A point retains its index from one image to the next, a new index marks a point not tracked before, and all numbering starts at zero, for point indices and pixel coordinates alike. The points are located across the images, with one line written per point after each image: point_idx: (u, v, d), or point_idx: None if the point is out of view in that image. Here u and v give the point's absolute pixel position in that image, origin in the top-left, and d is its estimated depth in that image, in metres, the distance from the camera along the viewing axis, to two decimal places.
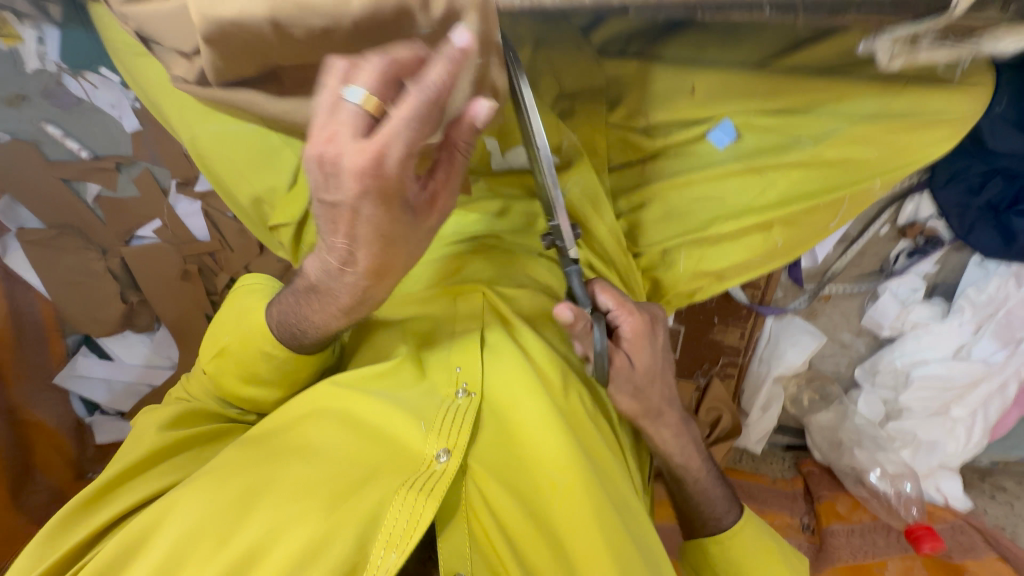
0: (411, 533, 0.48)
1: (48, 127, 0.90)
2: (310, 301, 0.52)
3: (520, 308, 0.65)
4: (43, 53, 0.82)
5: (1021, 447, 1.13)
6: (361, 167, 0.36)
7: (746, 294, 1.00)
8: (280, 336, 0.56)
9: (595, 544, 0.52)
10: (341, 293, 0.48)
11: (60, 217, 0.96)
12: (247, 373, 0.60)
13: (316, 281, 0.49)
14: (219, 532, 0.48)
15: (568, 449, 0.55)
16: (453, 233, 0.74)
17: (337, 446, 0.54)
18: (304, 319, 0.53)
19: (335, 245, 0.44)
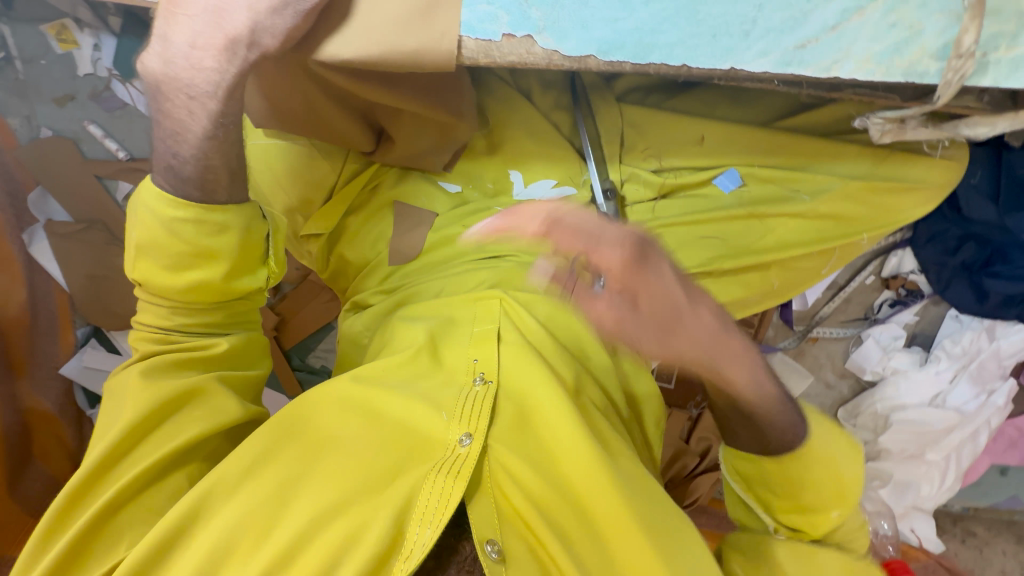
0: (443, 511, 0.53)
1: (91, 127, 0.97)
2: (172, 119, 0.50)
3: (538, 313, 0.70)
4: (97, 59, 0.94)
5: (990, 493, 1.19)
6: None
7: (741, 331, 1.06)
8: (169, 189, 0.52)
9: (619, 515, 0.56)
10: (192, 81, 0.48)
11: (90, 212, 1.01)
12: (173, 263, 0.54)
13: (168, 74, 0.48)
14: (262, 521, 0.52)
15: (580, 429, 0.59)
16: (475, 250, 0.79)
17: (366, 434, 0.58)
18: (166, 140, 0.51)
19: (195, 4, 0.46)
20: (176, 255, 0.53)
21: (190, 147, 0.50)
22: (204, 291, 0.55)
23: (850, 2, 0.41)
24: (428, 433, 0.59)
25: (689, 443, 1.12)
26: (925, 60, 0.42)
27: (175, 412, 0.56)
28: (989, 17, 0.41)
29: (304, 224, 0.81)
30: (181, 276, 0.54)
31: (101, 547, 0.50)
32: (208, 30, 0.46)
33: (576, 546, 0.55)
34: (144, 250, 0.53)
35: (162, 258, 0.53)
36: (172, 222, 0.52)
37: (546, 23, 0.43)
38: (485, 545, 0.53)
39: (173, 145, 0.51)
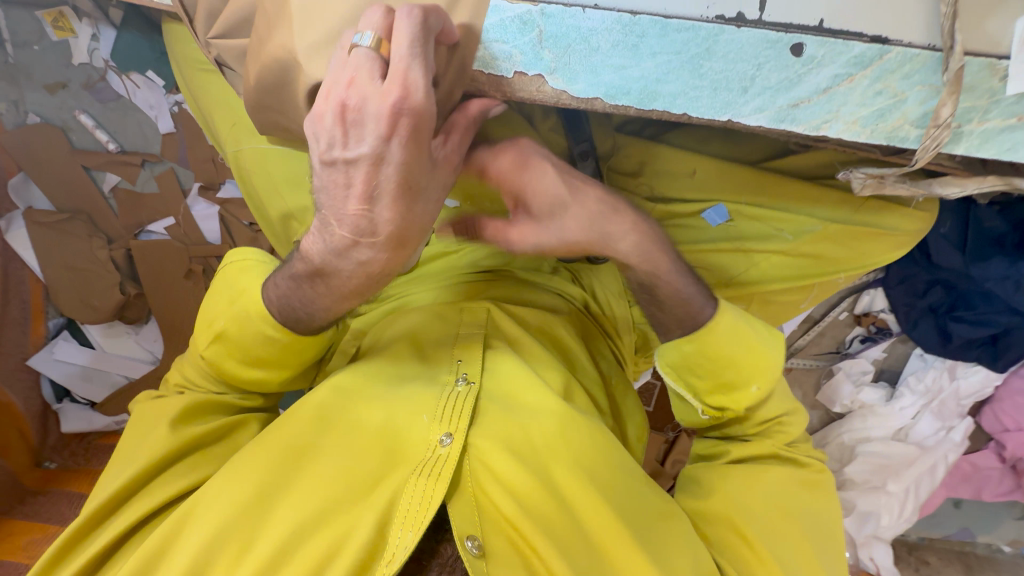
0: (424, 513, 0.52)
1: (82, 117, 0.96)
2: (318, 289, 0.54)
3: (527, 322, 0.72)
4: (94, 49, 0.92)
5: (942, 524, 1.26)
6: (385, 110, 0.42)
7: None
8: (281, 322, 0.58)
9: (608, 520, 0.56)
10: (350, 276, 0.51)
11: (75, 202, 1.01)
12: (248, 360, 0.61)
13: (323, 263, 0.51)
14: (243, 536, 0.52)
15: (556, 423, 0.60)
16: (466, 265, 0.82)
17: (347, 438, 0.58)
18: (310, 301, 0.55)
19: (348, 216, 0.46)
20: (253, 350, 0.60)
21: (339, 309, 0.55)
22: (270, 382, 0.63)
23: (842, 68, 0.43)
24: (408, 435, 0.58)
25: (663, 466, 1.13)
26: (905, 127, 0.46)
27: (201, 446, 0.62)
28: (965, 93, 0.44)
29: (297, 231, 0.81)
30: (251, 368, 0.62)
31: (117, 560, 0.54)
32: (375, 180, 0.44)
33: (562, 536, 0.55)
34: (229, 336, 0.60)
35: (244, 352, 0.60)
36: (265, 338, 0.58)
37: (558, 64, 0.46)
38: (464, 541, 0.52)
39: (316, 307, 0.55)
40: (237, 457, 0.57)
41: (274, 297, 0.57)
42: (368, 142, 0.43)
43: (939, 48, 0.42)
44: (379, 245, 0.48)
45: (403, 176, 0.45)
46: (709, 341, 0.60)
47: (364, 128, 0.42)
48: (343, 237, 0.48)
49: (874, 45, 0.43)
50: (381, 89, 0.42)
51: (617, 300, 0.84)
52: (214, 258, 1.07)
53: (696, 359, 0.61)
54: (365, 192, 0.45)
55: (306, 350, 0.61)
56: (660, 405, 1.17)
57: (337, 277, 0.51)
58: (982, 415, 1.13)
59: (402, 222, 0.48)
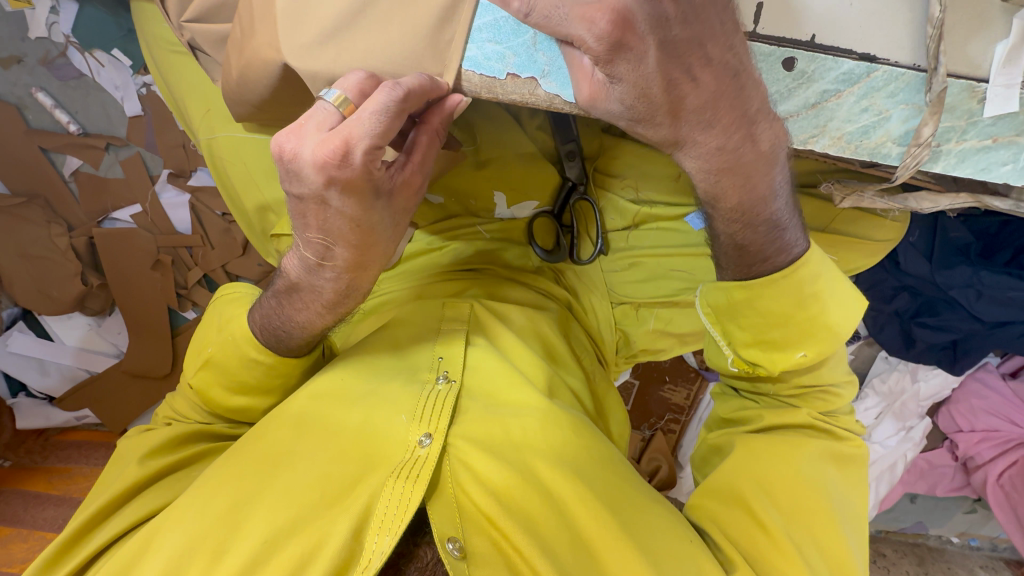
0: (401, 517, 0.51)
1: (39, 94, 0.90)
2: (289, 307, 0.55)
3: (513, 322, 0.71)
4: (53, 23, 0.86)
5: (899, 518, 1.32)
6: (325, 158, 0.40)
7: (695, 359, 1.10)
8: (263, 342, 0.59)
9: (592, 519, 0.56)
10: (316, 296, 0.53)
11: (30, 185, 0.95)
12: (231, 387, 0.62)
13: (297, 280, 0.53)
14: (214, 544, 0.51)
15: (536, 420, 0.60)
16: (450, 262, 0.82)
17: (324, 442, 0.56)
18: (281, 318, 0.57)
19: (311, 241, 0.48)
20: (231, 376, 0.61)
21: (304, 330, 0.57)
22: (255, 408, 0.64)
23: (831, 84, 0.44)
24: (386, 437, 0.57)
25: (639, 462, 1.16)
26: (888, 144, 0.46)
27: (183, 468, 0.63)
28: (945, 113, 0.45)
29: (274, 224, 0.79)
30: (237, 397, 0.63)
31: None
32: (328, 222, 0.45)
33: (546, 535, 0.55)
34: (212, 362, 0.61)
35: (226, 378, 0.61)
36: (248, 361, 0.60)
37: (551, 68, 0.45)
38: (445, 543, 0.52)
39: (285, 325, 0.57)
40: (215, 465, 0.57)
41: (255, 317, 0.59)
42: (311, 186, 0.42)
43: (924, 68, 0.43)
44: (340, 272, 0.50)
45: (350, 214, 0.45)
46: (766, 290, 0.54)
47: (305, 173, 0.42)
48: (311, 260, 0.50)
49: (862, 62, 0.43)
50: (324, 144, 0.40)
51: (600, 301, 0.85)
52: (184, 249, 1.04)
53: (741, 309, 0.57)
54: (319, 226, 0.46)
55: (292, 373, 0.62)
56: (638, 405, 1.18)
57: (304, 295, 0.53)
58: (938, 415, 1.19)
59: (360, 253, 0.49)
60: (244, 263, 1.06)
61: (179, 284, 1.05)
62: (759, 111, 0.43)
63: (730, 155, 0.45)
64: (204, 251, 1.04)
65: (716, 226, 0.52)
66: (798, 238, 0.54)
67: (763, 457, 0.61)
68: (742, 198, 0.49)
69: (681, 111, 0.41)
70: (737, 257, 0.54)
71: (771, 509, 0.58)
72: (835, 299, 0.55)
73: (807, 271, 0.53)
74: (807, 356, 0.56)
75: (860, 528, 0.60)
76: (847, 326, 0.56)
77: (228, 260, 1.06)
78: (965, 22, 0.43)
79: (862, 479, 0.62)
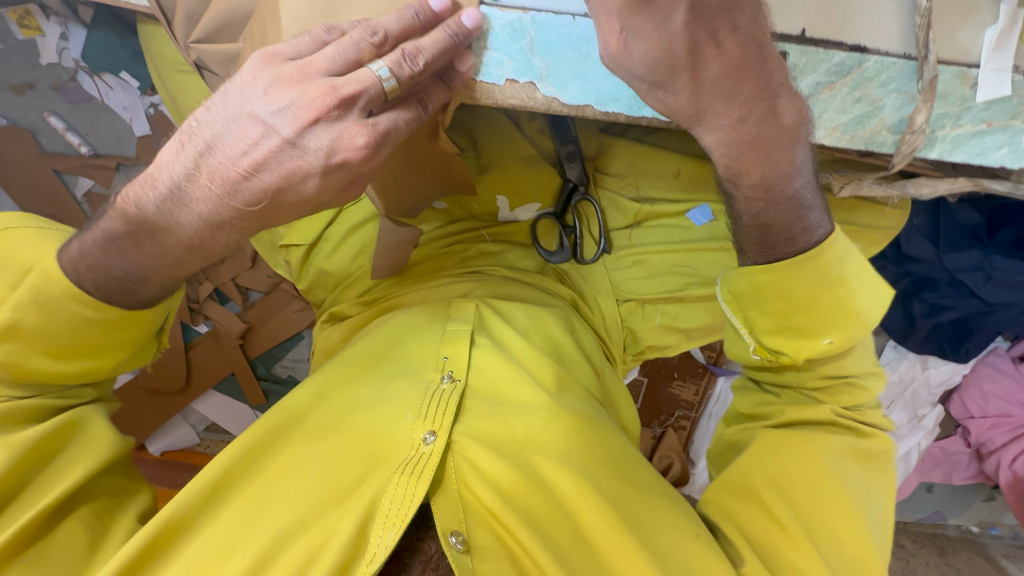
0: (406, 511, 0.52)
1: (52, 119, 0.93)
2: (146, 249, 0.47)
3: (517, 321, 0.72)
4: (63, 49, 0.88)
5: (917, 508, 1.31)
6: (354, 147, 0.43)
7: (703, 355, 1.10)
8: (99, 298, 0.49)
9: (599, 514, 0.56)
10: (185, 236, 0.46)
11: (46, 208, 0.99)
12: (69, 348, 0.51)
13: (156, 221, 0.45)
14: (225, 545, 0.51)
15: (540, 418, 0.61)
16: (455, 265, 0.82)
17: (329, 443, 0.57)
18: (127, 259, 0.48)
19: (241, 189, 0.44)
20: (71, 335, 0.50)
21: (164, 277, 0.49)
22: (101, 370, 0.53)
23: (823, 76, 0.45)
24: (391, 436, 0.58)
25: (652, 460, 1.17)
26: (883, 133, 0.47)
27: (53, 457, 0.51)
28: (939, 100, 0.45)
29: (283, 236, 0.84)
30: (66, 361, 0.51)
31: None
32: (269, 187, 0.44)
33: (553, 532, 0.55)
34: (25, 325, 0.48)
35: (48, 340, 0.50)
36: (86, 320, 0.49)
37: (548, 71, 0.48)
38: (448, 537, 0.53)
39: (139, 271, 0.48)
40: (207, 470, 0.55)
41: (87, 260, 0.48)
42: (312, 151, 0.43)
43: (914, 57, 0.44)
44: (243, 227, 0.46)
45: (313, 192, 0.45)
46: (792, 272, 0.53)
47: (313, 133, 0.42)
48: (207, 207, 0.44)
49: (854, 53, 0.44)
50: (355, 122, 0.42)
51: (604, 295, 0.86)
52: None
53: (766, 293, 0.55)
54: (255, 181, 0.43)
55: (140, 328, 0.53)
56: (647, 402, 1.18)
57: (176, 236, 0.46)
58: (950, 402, 1.17)
59: (271, 219, 0.47)
60: (254, 275, 1.03)
61: (192, 297, 1.05)
62: (781, 85, 0.44)
63: (755, 129, 0.46)
64: (213, 265, 1.02)
65: (738, 206, 0.52)
66: (819, 219, 0.53)
67: (783, 450, 0.61)
68: (765, 173, 0.48)
69: (704, 83, 0.43)
70: (759, 236, 0.53)
71: (779, 492, 0.59)
72: (861, 284, 0.54)
73: (832, 253, 0.52)
74: (835, 342, 0.54)
75: (885, 527, 0.59)
76: (875, 311, 0.54)
77: (237, 274, 1.03)
78: (954, 10, 0.44)
79: (888, 476, 0.62)
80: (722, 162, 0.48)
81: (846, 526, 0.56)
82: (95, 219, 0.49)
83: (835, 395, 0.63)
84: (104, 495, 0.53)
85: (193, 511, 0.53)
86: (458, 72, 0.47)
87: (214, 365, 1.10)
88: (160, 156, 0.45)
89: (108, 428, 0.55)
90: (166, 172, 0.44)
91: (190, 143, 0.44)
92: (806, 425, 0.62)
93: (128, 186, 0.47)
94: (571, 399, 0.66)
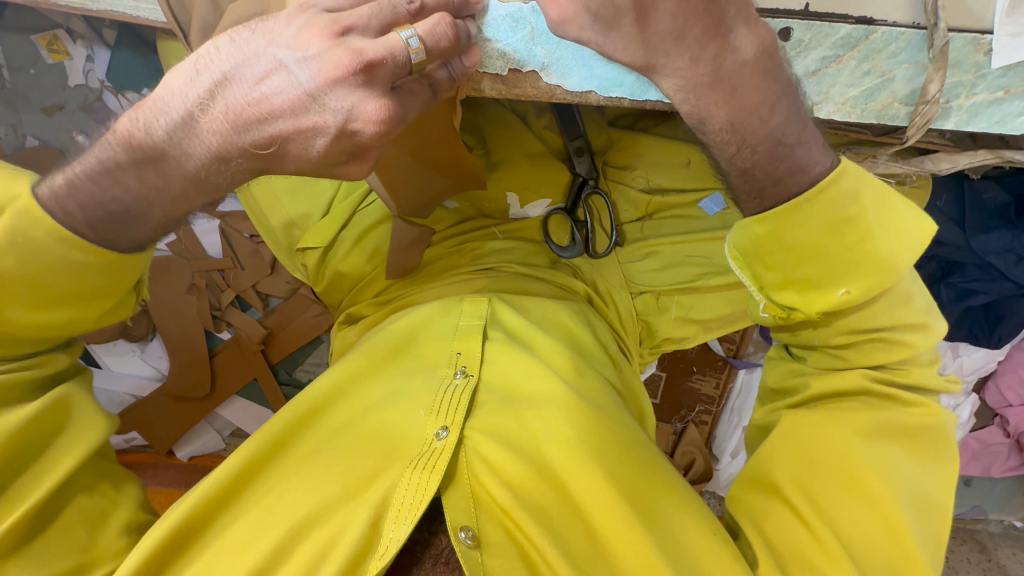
0: (419, 505, 0.52)
1: (80, 137, 0.96)
2: (145, 177, 0.45)
3: (531, 314, 0.73)
4: (89, 70, 0.92)
5: (957, 503, 1.26)
6: (372, 117, 0.42)
7: (722, 347, 1.08)
8: (92, 241, 0.47)
9: (614, 509, 0.56)
10: (185, 169, 0.44)
11: None
12: (42, 299, 0.48)
13: (157, 147, 0.44)
14: (242, 538, 0.52)
15: (555, 413, 0.60)
16: (468, 263, 0.83)
17: (346, 439, 0.59)
18: (124, 188, 0.46)
19: (250, 132, 0.43)
20: (53, 283, 0.47)
21: (162, 214, 0.47)
22: (75, 322, 0.50)
23: (830, 50, 0.44)
24: (404, 432, 0.58)
25: (673, 456, 1.16)
26: (894, 105, 0.46)
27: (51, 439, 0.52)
28: (951, 69, 0.45)
29: (299, 239, 0.86)
30: (47, 312, 0.48)
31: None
32: (278, 141, 0.43)
33: (562, 528, 0.55)
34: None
35: (32, 291, 0.47)
36: (69, 263, 0.46)
37: (551, 60, 0.48)
38: (457, 532, 0.53)
39: (136, 204, 0.46)
40: (234, 458, 0.57)
41: (83, 183, 0.46)
42: (329, 111, 0.42)
43: (924, 26, 0.43)
44: (246, 169, 0.45)
45: (317, 153, 0.44)
46: (794, 215, 0.47)
47: (336, 93, 0.41)
48: (214, 141, 0.43)
49: (860, 26, 0.43)
50: (376, 95, 0.42)
51: (618, 287, 0.85)
52: (217, 272, 1.07)
53: (771, 246, 0.49)
54: (266, 128, 0.42)
55: (125, 274, 0.50)
56: (668, 397, 1.16)
57: (178, 166, 0.45)
58: (985, 391, 1.13)
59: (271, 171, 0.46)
60: (275, 281, 1.08)
61: (214, 306, 1.08)
62: (736, 17, 0.42)
63: (711, 66, 0.44)
64: (235, 273, 1.07)
65: (713, 154, 0.48)
66: (816, 155, 0.47)
67: (807, 433, 0.58)
68: (731, 115, 0.45)
69: (648, 20, 0.42)
70: (745, 185, 0.48)
71: (791, 479, 0.57)
72: (882, 229, 0.47)
73: (836, 190, 0.46)
74: (851, 293, 0.47)
75: (931, 522, 0.55)
76: (903, 255, 0.47)
77: (258, 280, 1.08)
78: None
79: (942, 460, 0.57)
80: (684, 107, 0.46)
81: (887, 525, 0.53)
82: (95, 144, 0.47)
83: (865, 354, 0.57)
84: (98, 484, 0.55)
85: (210, 513, 0.54)
86: (465, 68, 0.47)
87: (236, 371, 1.13)
88: (171, 81, 0.43)
89: (94, 407, 0.56)
90: (176, 98, 0.43)
91: (207, 72, 0.43)
92: (843, 398, 0.58)
93: (133, 109, 0.45)
94: (587, 392, 0.65)
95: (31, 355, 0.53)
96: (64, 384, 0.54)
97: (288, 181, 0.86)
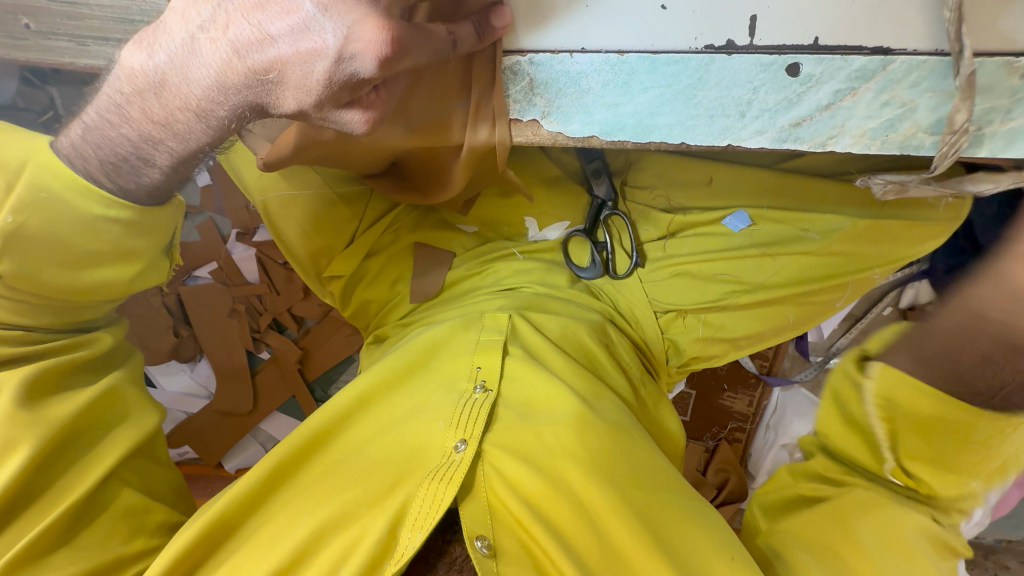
0: (433, 515, 0.54)
1: None
2: (151, 109, 0.49)
3: (551, 332, 0.73)
4: None
5: None
6: (370, 49, 0.41)
7: (755, 364, 1.06)
8: (109, 188, 0.52)
9: (628, 529, 0.55)
10: (182, 98, 0.48)
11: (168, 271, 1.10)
12: (73, 263, 0.52)
13: (163, 75, 0.47)
14: (266, 539, 0.55)
15: (569, 433, 0.61)
16: (490, 283, 0.84)
17: (370, 446, 0.61)
18: (131, 123, 0.50)
19: (247, 60, 0.44)
20: (86, 246, 0.52)
21: (167, 154, 0.51)
22: (99, 292, 0.56)
23: (843, 83, 0.42)
24: (423, 443, 0.60)
25: (706, 474, 1.14)
26: (919, 134, 0.43)
27: (94, 429, 0.57)
28: (981, 94, 0.41)
29: (327, 266, 0.85)
30: (79, 275, 0.53)
31: (52, 560, 0.50)
32: (274, 72, 0.44)
33: (573, 536, 0.56)
34: (30, 236, 0.50)
35: (68, 256, 0.52)
36: (97, 220, 0.52)
37: (551, 108, 0.48)
38: (474, 541, 0.54)
39: (141, 143, 0.50)
40: (265, 459, 0.61)
41: (98, 119, 0.50)
42: (323, 34, 0.41)
43: (947, 52, 0.40)
44: (243, 103, 0.47)
45: (313, 82, 0.43)
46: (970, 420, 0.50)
47: (329, 14, 0.41)
48: (214, 67, 0.45)
49: (876, 56, 0.41)
50: (376, 16, 0.40)
51: (640, 305, 0.84)
52: (255, 296, 1.13)
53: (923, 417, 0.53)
54: (265, 51, 0.43)
55: (150, 226, 0.55)
56: (699, 414, 1.14)
57: (179, 97, 0.48)
58: None
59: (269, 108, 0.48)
60: (309, 304, 1.13)
61: (254, 328, 1.15)
62: None
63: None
64: (272, 297, 1.13)
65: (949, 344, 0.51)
66: None
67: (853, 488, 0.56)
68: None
69: None
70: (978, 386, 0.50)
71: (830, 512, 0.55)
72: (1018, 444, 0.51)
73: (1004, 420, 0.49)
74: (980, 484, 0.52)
75: None
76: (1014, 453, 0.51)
77: (293, 303, 1.13)
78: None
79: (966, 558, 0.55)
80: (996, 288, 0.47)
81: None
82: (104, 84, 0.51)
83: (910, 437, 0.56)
84: (137, 484, 0.59)
85: (242, 514, 0.58)
86: (493, 28, 0.44)
87: (276, 389, 1.19)
88: (175, 5, 0.46)
89: (138, 405, 0.62)
90: (181, 24, 0.45)
91: None
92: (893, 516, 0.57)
93: (141, 38, 0.48)
94: (603, 411, 0.64)
95: (75, 334, 0.59)
96: (113, 374, 0.60)
97: (311, 212, 0.82)
